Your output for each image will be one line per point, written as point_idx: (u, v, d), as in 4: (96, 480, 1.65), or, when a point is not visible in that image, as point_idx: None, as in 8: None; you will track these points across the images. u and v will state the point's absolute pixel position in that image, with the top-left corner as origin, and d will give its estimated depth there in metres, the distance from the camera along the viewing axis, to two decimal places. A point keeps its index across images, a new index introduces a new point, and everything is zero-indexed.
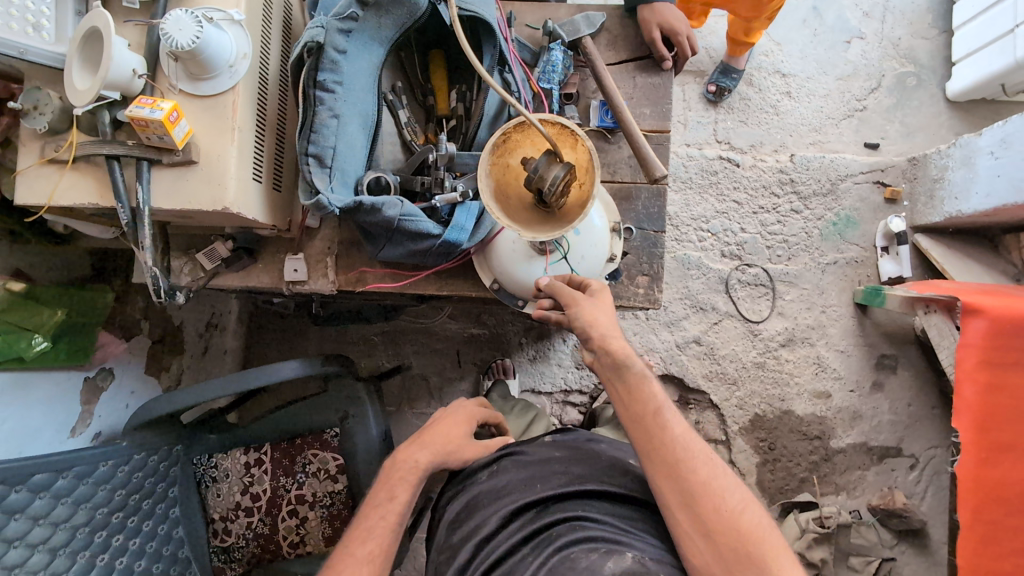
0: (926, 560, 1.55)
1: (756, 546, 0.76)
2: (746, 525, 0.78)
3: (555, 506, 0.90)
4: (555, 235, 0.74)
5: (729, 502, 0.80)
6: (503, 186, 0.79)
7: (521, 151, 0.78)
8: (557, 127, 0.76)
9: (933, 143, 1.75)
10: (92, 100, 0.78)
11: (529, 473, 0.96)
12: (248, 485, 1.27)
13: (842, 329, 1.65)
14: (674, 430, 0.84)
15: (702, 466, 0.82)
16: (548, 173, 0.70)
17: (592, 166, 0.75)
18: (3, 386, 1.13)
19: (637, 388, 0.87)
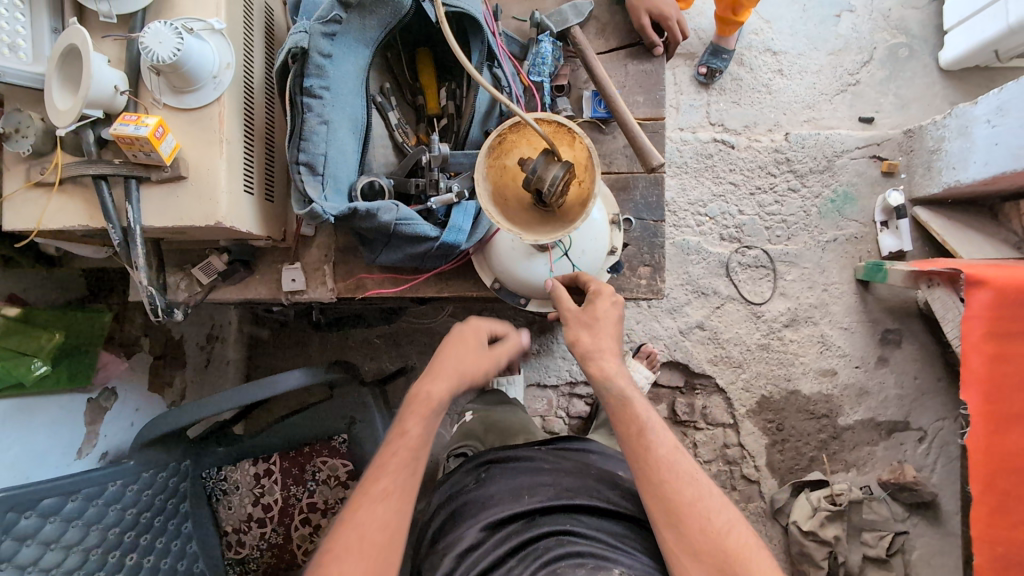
0: (939, 532, 1.55)
1: (744, 567, 0.73)
2: (732, 545, 0.75)
3: (543, 519, 0.87)
4: (557, 234, 0.75)
5: (715, 523, 0.77)
6: (502, 187, 0.80)
7: (518, 151, 0.80)
8: (554, 125, 0.77)
9: (928, 114, 1.73)
10: (74, 120, 0.76)
11: (516, 484, 0.94)
12: (260, 496, 1.28)
13: (845, 306, 1.64)
14: (658, 450, 0.83)
15: (686, 486, 0.80)
16: (547, 173, 0.72)
17: (590, 162, 0.76)
18: (8, 413, 1.12)
19: (621, 410, 0.88)
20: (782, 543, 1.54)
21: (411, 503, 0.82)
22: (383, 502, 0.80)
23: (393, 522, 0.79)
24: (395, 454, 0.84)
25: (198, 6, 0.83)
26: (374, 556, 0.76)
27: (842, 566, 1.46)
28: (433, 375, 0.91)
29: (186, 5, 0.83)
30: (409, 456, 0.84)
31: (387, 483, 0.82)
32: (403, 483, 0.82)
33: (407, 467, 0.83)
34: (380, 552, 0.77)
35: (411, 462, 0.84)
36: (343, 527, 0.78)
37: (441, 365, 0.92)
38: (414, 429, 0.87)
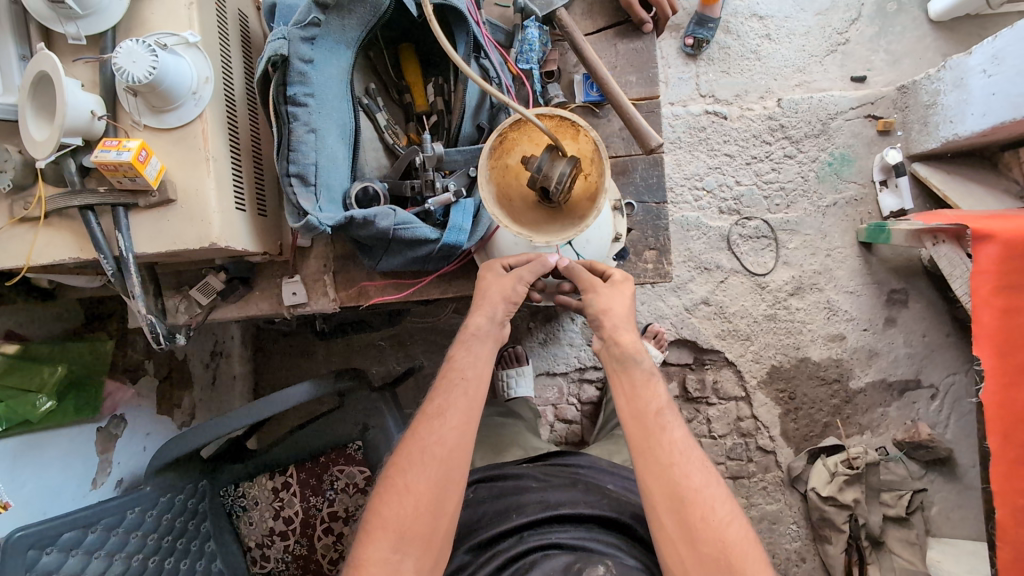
0: (957, 486, 1.53)
1: (739, 561, 0.74)
2: (731, 537, 0.75)
3: (533, 533, 0.92)
4: (566, 232, 0.74)
5: (718, 513, 0.77)
6: (505, 187, 0.78)
7: (519, 149, 0.77)
8: (555, 119, 0.74)
9: (920, 68, 1.69)
10: (53, 151, 0.73)
11: (506, 503, 0.99)
12: (279, 510, 1.29)
13: (850, 270, 1.62)
14: (671, 434, 0.83)
15: (695, 472, 0.80)
16: (553, 171, 0.70)
17: (595, 154, 0.74)
18: (17, 451, 1.09)
19: (642, 385, 0.87)
20: (802, 510, 1.52)
21: (474, 429, 0.87)
22: (443, 424, 0.85)
23: (454, 445, 0.84)
24: (452, 384, 0.88)
25: (169, 20, 0.80)
26: (437, 475, 0.82)
27: (863, 529, 1.44)
28: (480, 307, 0.91)
29: (158, 20, 0.80)
30: (465, 384, 0.88)
31: (447, 411, 0.86)
32: (464, 411, 0.86)
33: (465, 396, 0.87)
34: (442, 468, 0.82)
35: (468, 390, 0.88)
36: (408, 448, 0.84)
37: (487, 298, 0.91)
38: (463, 357, 0.90)
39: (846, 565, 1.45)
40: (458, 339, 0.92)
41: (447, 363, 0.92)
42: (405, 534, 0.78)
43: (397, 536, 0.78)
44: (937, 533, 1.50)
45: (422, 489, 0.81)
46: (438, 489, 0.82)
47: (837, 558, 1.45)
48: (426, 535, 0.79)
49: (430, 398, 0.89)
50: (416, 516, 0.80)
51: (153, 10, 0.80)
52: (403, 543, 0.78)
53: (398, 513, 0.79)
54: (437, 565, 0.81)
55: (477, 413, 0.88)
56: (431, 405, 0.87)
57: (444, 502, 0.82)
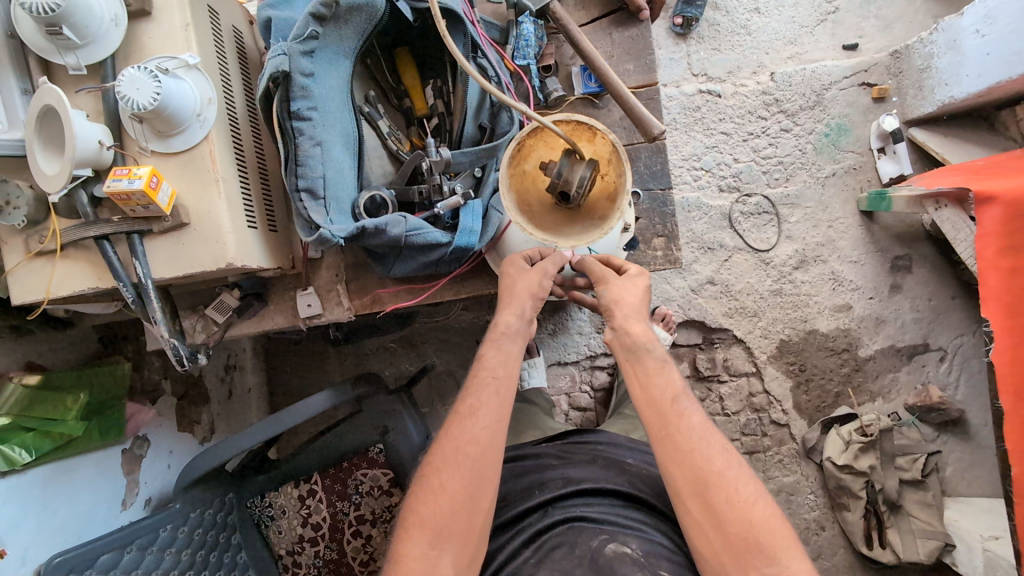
0: (970, 446, 1.54)
1: (767, 539, 0.75)
2: (757, 517, 0.77)
3: (558, 507, 0.91)
4: (588, 233, 0.77)
5: (742, 494, 0.78)
6: (524, 193, 0.80)
7: (536, 154, 0.79)
8: (570, 124, 0.76)
9: (912, 31, 1.68)
10: (66, 184, 0.73)
11: (527, 483, 0.99)
12: (308, 517, 1.31)
13: (852, 240, 1.63)
14: (689, 419, 0.84)
15: (716, 455, 0.81)
16: (573, 176, 0.71)
17: (612, 155, 0.76)
18: (48, 479, 1.11)
19: (655, 373, 0.88)
20: (818, 479, 1.54)
21: (506, 427, 0.88)
22: (475, 424, 0.86)
23: (487, 442, 0.85)
24: (483, 384, 0.89)
25: (167, 44, 0.80)
26: (472, 473, 0.83)
27: (880, 494, 1.45)
28: (508, 304, 0.92)
29: (155, 44, 0.80)
30: (497, 383, 0.89)
31: (478, 411, 0.87)
32: (495, 410, 0.87)
33: (495, 395, 0.88)
34: (477, 464, 0.83)
35: (500, 390, 0.89)
36: (442, 448, 0.85)
37: (515, 294, 0.92)
38: (493, 356, 0.91)
39: (865, 531, 1.46)
40: (488, 339, 0.93)
41: (477, 363, 0.93)
42: (442, 531, 0.80)
43: (435, 534, 0.79)
44: (953, 493, 1.51)
45: (456, 486, 0.82)
46: (473, 486, 0.82)
47: (856, 525, 1.47)
48: (462, 530, 0.80)
49: (461, 398, 0.90)
50: (452, 513, 0.81)
51: (150, 34, 0.80)
52: (440, 539, 0.79)
53: (434, 510, 0.81)
54: (474, 560, 0.82)
55: (509, 411, 0.89)
56: (463, 404, 0.88)
57: (480, 497, 0.83)
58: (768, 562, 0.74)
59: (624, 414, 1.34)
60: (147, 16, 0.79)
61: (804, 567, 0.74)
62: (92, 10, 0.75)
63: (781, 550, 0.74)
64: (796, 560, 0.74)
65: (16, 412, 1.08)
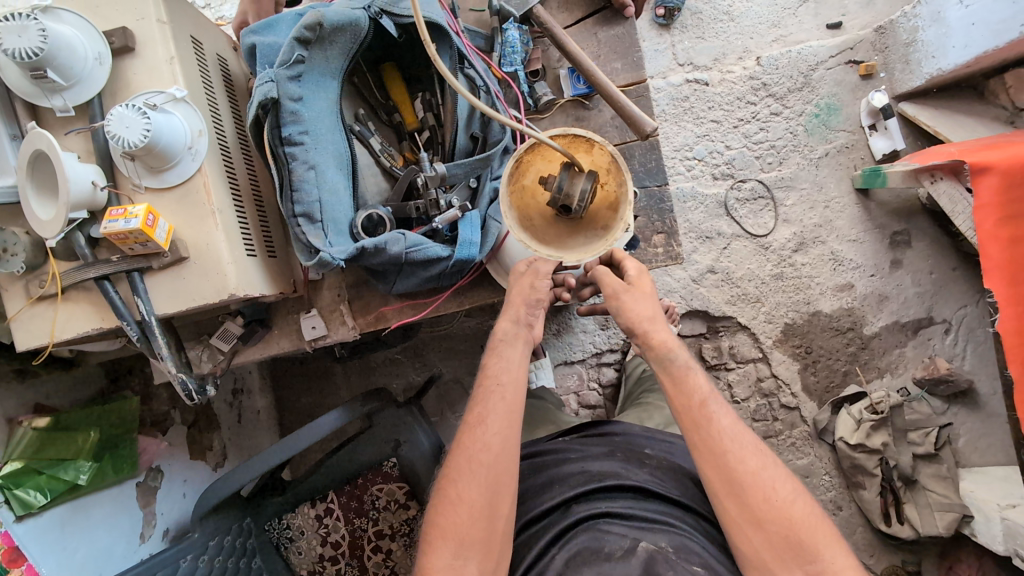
0: (981, 417, 1.53)
1: (808, 538, 0.76)
2: (797, 515, 0.77)
3: (581, 503, 0.90)
4: (592, 245, 0.77)
5: (780, 493, 0.79)
6: (524, 208, 0.79)
7: (535, 168, 0.78)
8: (568, 136, 0.75)
9: (895, 6, 1.67)
10: (63, 228, 0.73)
11: (546, 478, 0.99)
12: (327, 536, 1.32)
13: (850, 218, 1.62)
14: (720, 422, 0.84)
15: (751, 457, 0.82)
16: (574, 189, 0.71)
17: (611, 165, 0.76)
18: (65, 519, 1.10)
19: (682, 379, 0.88)
20: (832, 460, 1.54)
21: (517, 430, 0.87)
22: (486, 431, 0.86)
23: (501, 448, 0.85)
24: (489, 392, 0.89)
25: (153, 78, 0.79)
26: (488, 482, 0.83)
27: (895, 470, 1.44)
28: (505, 310, 0.93)
29: (141, 79, 0.79)
30: (502, 390, 0.89)
31: (488, 417, 0.87)
32: (504, 416, 0.87)
33: (502, 402, 0.88)
34: (492, 472, 0.83)
35: (506, 395, 0.88)
36: (456, 458, 0.85)
37: (510, 302, 0.92)
38: (495, 364, 0.91)
39: (882, 508, 1.46)
40: (490, 346, 0.93)
41: (481, 371, 0.93)
42: (464, 540, 0.79)
43: (457, 543, 0.79)
44: (967, 464, 1.51)
45: (474, 494, 0.82)
46: (491, 496, 0.82)
47: (873, 502, 1.47)
48: (484, 538, 0.80)
49: (471, 406, 0.90)
50: (472, 522, 0.80)
51: (135, 70, 0.79)
52: (463, 548, 0.79)
53: (454, 520, 0.81)
54: (499, 567, 0.81)
55: (519, 414, 0.88)
56: (472, 414, 0.88)
57: (499, 504, 0.82)
58: (812, 561, 0.74)
59: (635, 406, 1.34)
60: (131, 51, 0.79)
61: (848, 563, 0.75)
62: (75, 51, 0.75)
63: (824, 548, 0.75)
64: (839, 556, 0.75)
65: (27, 456, 1.08)
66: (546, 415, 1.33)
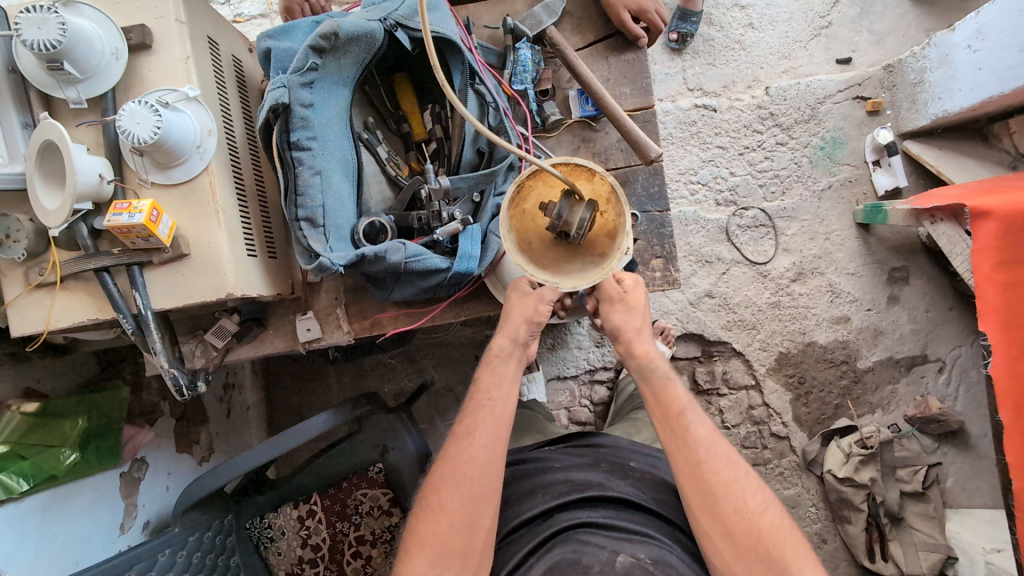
0: (971, 457, 1.53)
1: (777, 549, 0.76)
2: (766, 527, 0.78)
3: (561, 513, 0.90)
4: (589, 270, 0.78)
5: (750, 504, 0.80)
6: (524, 231, 0.80)
7: (535, 193, 0.80)
8: (570, 164, 0.76)
9: (904, 46, 1.69)
10: (67, 218, 0.73)
11: (529, 485, 0.98)
12: (307, 538, 1.34)
13: (850, 251, 1.63)
14: (696, 432, 0.86)
15: (723, 468, 0.83)
16: (573, 218, 0.72)
17: (611, 194, 0.77)
18: (46, 506, 1.10)
19: (664, 389, 0.91)
20: (820, 492, 1.53)
21: (505, 446, 0.88)
22: (473, 443, 0.86)
23: (486, 461, 0.85)
24: (479, 405, 0.90)
25: (168, 76, 0.80)
26: (471, 494, 0.83)
27: (881, 506, 1.44)
28: (503, 327, 0.93)
29: (156, 76, 0.80)
30: (493, 404, 0.89)
31: (476, 431, 0.87)
32: (493, 431, 0.87)
33: (492, 415, 0.88)
34: (476, 486, 0.83)
35: (497, 410, 0.89)
36: (442, 467, 0.85)
37: (511, 317, 0.92)
38: (489, 379, 0.92)
39: (868, 544, 1.45)
40: (484, 360, 0.94)
41: (474, 384, 0.93)
42: (442, 550, 0.79)
43: (435, 553, 0.79)
44: (954, 504, 1.50)
45: (455, 506, 0.81)
46: (472, 507, 0.82)
47: (858, 538, 1.46)
48: (462, 549, 0.80)
49: (460, 418, 0.90)
50: (450, 532, 0.80)
51: (151, 67, 0.80)
52: (441, 558, 0.79)
53: (432, 530, 0.80)
54: None
55: (507, 432, 0.89)
56: (460, 425, 0.89)
57: (480, 518, 0.82)
58: (782, 572, 0.75)
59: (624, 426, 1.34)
60: (148, 48, 0.80)
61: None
62: (93, 45, 0.76)
63: (793, 558, 0.75)
64: (809, 567, 0.75)
65: (14, 439, 1.08)
66: (540, 425, 1.32)
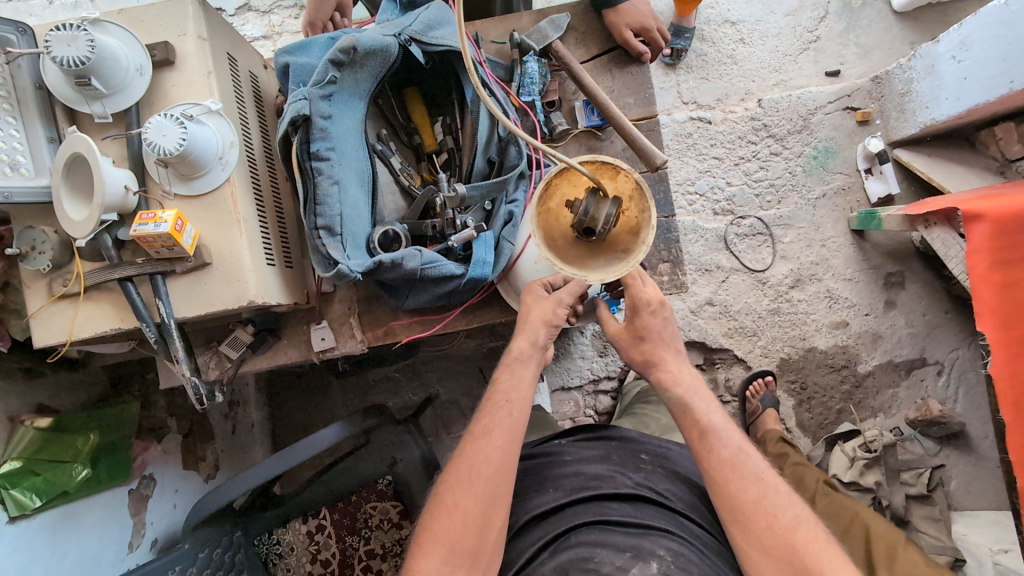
0: (973, 459, 1.55)
1: (814, 563, 0.76)
2: (799, 541, 0.78)
3: (574, 509, 0.90)
4: (614, 267, 0.79)
5: (782, 519, 0.80)
6: (549, 229, 0.82)
7: (560, 192, 0.81)
8: (595, 162, 0.78)
9: (891, 58, 1.75)
10: (93, 228, 0.75)
11: (541, 478, 0.99)
12: (317, 553, 1.34)
13: (845, 258, 1.67)
14: (720, 451, 0.87)
15: (751, 485, 0.83)
16: (599, 213, 0.74)
17: (634, 192, 0.79)
18: (55, 524, 1.08)
19: (683, 412, 0.91)
20: None
21: (519, 448, 0.88)
22: (488, 443, 0.87)
23: (501, 461, 0.86)
24: (496, 406, 0.90)
25: (190, 91, 0.83)
26: (486, 493, 0.83)
27: (888, 510, 1.44)
28: (522, 330, 0.94)
29: (179, 91, 0.83)
30: (510, 406, 0.90)
31: (492, 431, 0.88)
32: (507, 431, 0.88)
33: (508, 417, 0.89)
34: (490, 485, 0.84)
35: (513, 411, 0.90)
36: (457, 467, 0.86)
37: (528, 321, 0.93)
38: (507, 380, 0.93)
39: None
40: (503, 362, 0.95)
41: (492, 385, 0.95)
42: (455, 547, 0.79)
43: (447, 550, 0.79)
44: (959, 506, 1.51)
45: (469, 504, 0.82)
46: (487, 507, 0.82)
47: None
48: (474, 547, 0.80)
49: (476, 418, 0.91)
50: (463, 531, 0.80)
51: (174, 82, 0.83)
52: (453, 554, 0.79)
53: (446, 528, 0.81)
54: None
55: (521, 433, 0.89)
56: (477, 425, 0.89)
57: (493, 515, 0.83)
58: None
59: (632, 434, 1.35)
60: (171, 64, 0.83)
61: None
62: (119, 61, 0.78)
63: (832, 571, 0.75)
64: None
65: (27, 454, 1.07)
66: (556, 422, 1.36)
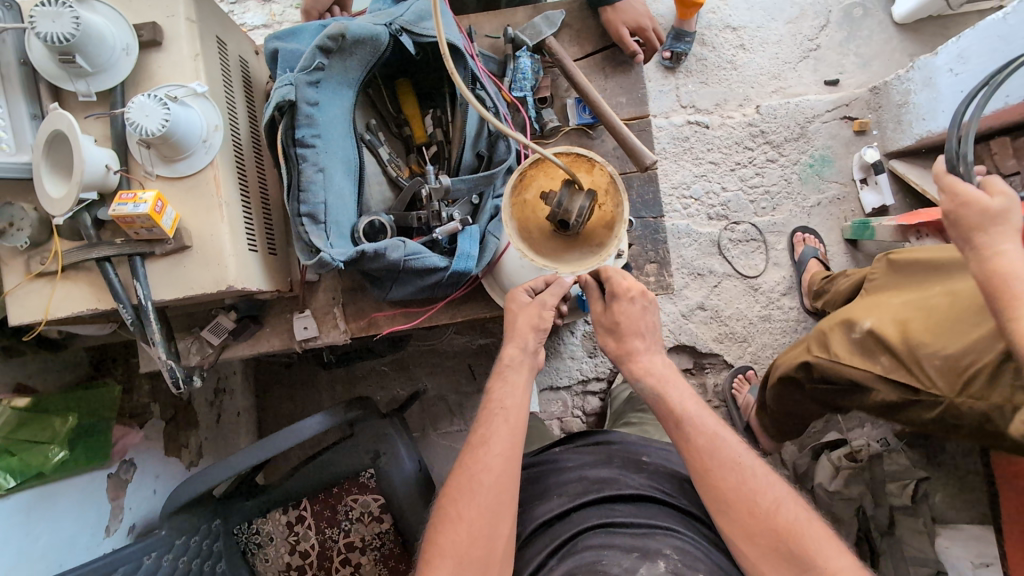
0: None
1: (798, 543, 0.75)
2: (783, 524, 0.77)
3: (580, 513, 0.89)
4: (587, 262, 0.80)
5: (762, 503, 0.79)
6: (524, 221, 0.82)
7: (536, 184, 0.82)
8: (570, 155, 0.80)
9: (891, 69, 1.75)
10: (72, 207, 0.74)
11: (543, 487, 0.99)
12: (295, 544, 1.34)
13: (838, 267, 1.67)
14: (698, 438, 0.86)
15: (730, 471, 0.82)
16: (573, 206, 0.74)
17: (609, 185, 0.80)
18: (32, 504, 1.07)
19: (665, 403, 0.90)
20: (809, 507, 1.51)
21: (519, 453, 0.87)
22: (488, 452, 0.85)
23: (501, 470, 0.84)
24: (492, 414, 0.89)
25: (176, 73, 0.82)
26: (491, 504, 0.81)
27: (871, 521, 1.41)
28: (511, 337, 0.93)
29: (165, 73, 0.82)
30: (505, 413, 0.89)
31: (490, 440, 0.87)
32: (507, 438, 0.87)
33: (505, 424, 0.88)
34: (498, 488, 0.82)
35: (509, 418, 0.89)
36: (458, 477, 0.85)
37: (516, 328, 0.92)
38: (500, 390, 0.92)
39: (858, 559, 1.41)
40: (495, 371, 0.94)
41: (486, 396, 0.93)
42: (463, 559, 0.77)
43: (457, 562, 0.77)
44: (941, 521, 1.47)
45: (474, 516, 0.80)
46: (492, 515, 0.81)
47: None
48: (483, 557, 0.78)
49: (474, 429, 0.90)
50: (469, 542, 0.78)
51: (160, 64, 0.82)
52: (461, 567, 0.76)
53: (451, 540, 0.79)
54: None
55: (521, 436, 0.88)
56: (474, 436, 0.88)
57: (499, 523, 0.81)
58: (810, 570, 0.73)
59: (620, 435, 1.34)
60: (158, 45, 0.82)
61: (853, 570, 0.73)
62: (104, 40, 0.77)
63: (817, 551, 0.74)
64: (832, 556, 0.74)
65: (5, 434, 1.07)
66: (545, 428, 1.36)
